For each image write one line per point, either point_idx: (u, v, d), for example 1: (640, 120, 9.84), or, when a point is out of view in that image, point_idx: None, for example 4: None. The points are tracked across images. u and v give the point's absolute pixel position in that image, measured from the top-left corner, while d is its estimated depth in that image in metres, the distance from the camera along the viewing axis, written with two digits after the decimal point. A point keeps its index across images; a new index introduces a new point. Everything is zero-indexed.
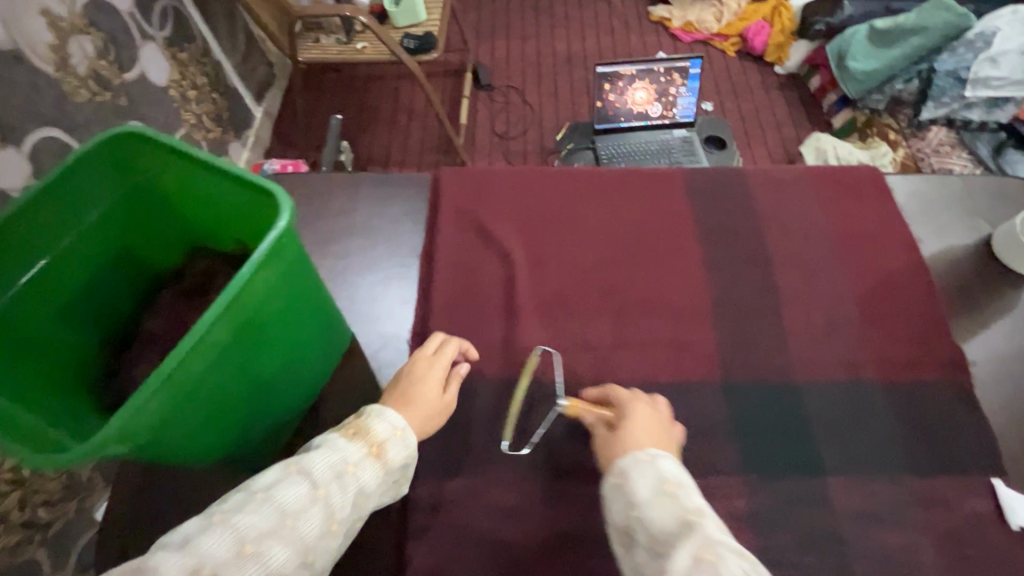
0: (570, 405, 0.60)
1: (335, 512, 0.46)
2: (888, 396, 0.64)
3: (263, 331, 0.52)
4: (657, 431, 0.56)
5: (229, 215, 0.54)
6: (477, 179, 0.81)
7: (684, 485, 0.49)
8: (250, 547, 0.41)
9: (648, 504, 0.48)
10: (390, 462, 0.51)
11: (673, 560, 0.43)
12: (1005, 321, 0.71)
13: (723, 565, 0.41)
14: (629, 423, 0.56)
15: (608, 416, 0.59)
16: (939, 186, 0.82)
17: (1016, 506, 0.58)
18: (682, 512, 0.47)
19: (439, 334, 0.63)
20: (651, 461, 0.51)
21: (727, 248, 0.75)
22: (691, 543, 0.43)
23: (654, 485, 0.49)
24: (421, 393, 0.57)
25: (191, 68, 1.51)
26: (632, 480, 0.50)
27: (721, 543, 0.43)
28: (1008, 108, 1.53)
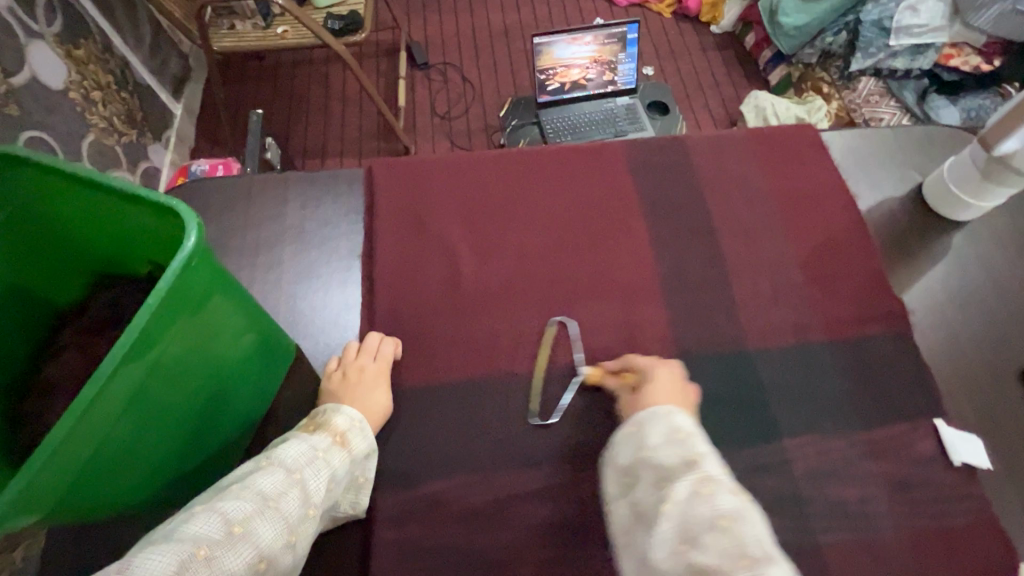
0: (591, 373, 0.62)
1: (312, 495, 0.49)
2: (835, 352, 0.66)
3: (186, 359, 0.48)
4: (676, 392, 0.56)
5: (136, 237, 0.49)
6: (414, 171, 0.77)
7: (695, 432, 0.50)
8: (239, 526, 0.43)
9: (654, 447, 0.49)
10: (354, 451, 0.54)
11: (672, 492, 0.45)
12: (938, 268, 0.74)
13: (719, 499, 0.43)
14: (646, 383, 0.57)
15: (625, 380, 0.60)
16: (871, 140, 0.84)
17: (957, 444, 0.61)
18: (683, 453, 0.48)
19: (375, 334, 0.65)
20: (666, 413, 0.51)
21: (673, 221, 0.75)
22: (693, 479, 0.45)
23: (663, 431, 0.50)
24: (375, 399, 0.60)
25: (91, 67, 1.38)
26: (646, 426, 0.51)
27: (722, 481, 0.45)
28: (930, 55, 1.54)
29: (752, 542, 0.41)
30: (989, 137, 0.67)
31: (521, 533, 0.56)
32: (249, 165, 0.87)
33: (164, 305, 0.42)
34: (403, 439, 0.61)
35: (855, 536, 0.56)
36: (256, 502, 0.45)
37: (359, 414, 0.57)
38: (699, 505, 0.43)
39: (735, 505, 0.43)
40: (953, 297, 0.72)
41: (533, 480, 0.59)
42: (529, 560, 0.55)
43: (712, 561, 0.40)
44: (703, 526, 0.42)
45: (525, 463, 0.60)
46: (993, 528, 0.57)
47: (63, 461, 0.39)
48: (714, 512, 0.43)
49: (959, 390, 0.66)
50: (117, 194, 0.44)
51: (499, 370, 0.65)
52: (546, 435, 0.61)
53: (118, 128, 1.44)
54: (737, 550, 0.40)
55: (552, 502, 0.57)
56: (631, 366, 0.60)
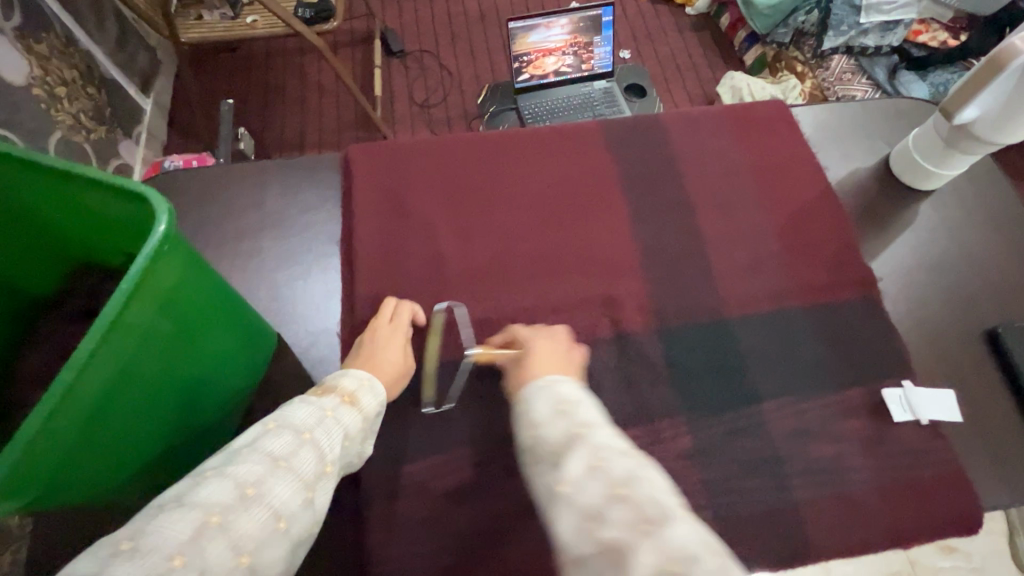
0: (479, 352, 0.61)
1: (325, 454, 0.48)
2: (810, 319, 0.68)
3: (169, 343, 0.48)
4: (555, 359, 0.57)
5: (107, 228, 0.48)
6: (390, 154, 0.77)
7: (581, 401, 0.49)
8: (253, 489, 0.42)
9: (542, 423, 0.47)
10: (365, 409, 0.53)
11: (566, 470, 0.42)
12: (907, 236, 0.76)
13: (613, 467, 0.41)
14: (530, 356, 0.57)
15: (513, 354, 0.60)
16: (841, 114, 0.86)
17: (921, 403, 0.63)
18: (570, 426, 0.46)
19: (392, 300, 0.65)
20: (549, 385, 0.51)
21: (650, 197, 0.76)
22: (584, 452, 0.43)
23: (550, 405, 0.48)
24: (389, 359, 0.59)
25: (54, 62, 1.34)
26: (532, 404, 0.50)
27: (612, 448, 0.43)
28: (899, 31, 1.61)
29: (647, 503, 0.38)
30: (950, 105, 0.67)
31: (509, 504, 0.57)
32: (223, 155, 0.86)
33: (138, 291, 0.42)
34: (388, 420, 0.61)
35: (831, 492, 0.58)
36: (266, 464, 0.44)
37: (368, 374, 0.56)
38: (594, 480, 0.41)
39: (627, 470, 0.41)
40: (921, 262, 0.74)
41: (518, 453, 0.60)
42: (517, 533, 0.56)
43: (618, 534, 0.37)
44: (604, 500, 0.39)
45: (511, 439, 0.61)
46: (961, 479, 0.60)
47: (46, 447, 0.39)
48: (608, 482, 0.40)
49: (929, 352, 0.69)
50: (84, 181, 0.43)
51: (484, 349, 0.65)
52: None
53: (86, 124, 1.41)
54: (640, 515, 0.37)
55: None
56: (516, 340, 0.61)
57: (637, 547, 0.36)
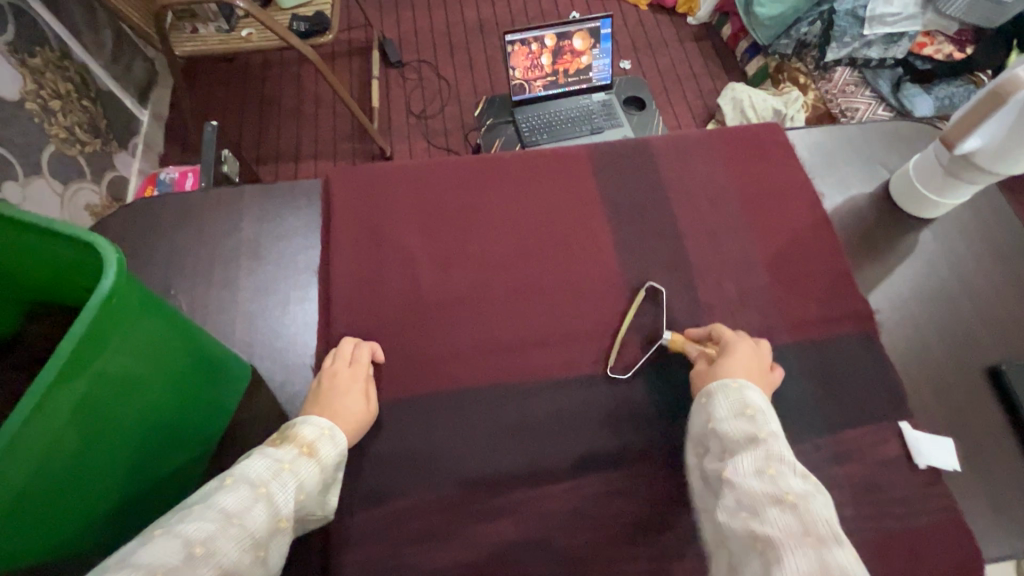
0: (673, 339, 0.63)
1: (281, 508, 0.46)
2: (801, 355, 0.65)
3: (119, 399, 0.46)
4: (754, 365, 0.57)
5: (67, 272, 0.47)
6: (372, 180, 0.75)
7: (764, 410, 0.51)
8: (200, 547, 0.40)
9: (722, 421, 0.51)
10: (324, 460, 0.52)
11: (735, 464, 0.47)
12: (906, 267, 0.74)
13: (785, 478, 0.44)
14: (727, 356, 0.58)
15: (707, 350, 0.61)
16: (838, 137, 0.83)
17: (921, 446, 0.60)
18: (752, 429, 0.49)
19: (350, 340, 0.63)
20: (738, 388, 0.54)
21: (637, 226, 0.73)
22: (757, 455, 0.47)
23: (733, 407, 0.52)
24: (349, 404, 0.58)
25: (49, 75, 1.33)
26: (714, 402, 0.54)
27: (790, 463, 0.46)
28: (904, 44, 1.57)
29: (814, 519, 0.41)
30: (952, 135, 0.64)
31: (484, 551, 0.55)
32: (206, 177, 0.84)
33: (83, 345, 0.41)
34: (358, 459, 0.59)
35: None
36: (216, 521, 0.42)
37: (327, 422, 0.55)
38: (760, 482, 0.44)
39: (800, 487, 0.44)
40: (920, 295, 0.72)
41: (493, 495, 0.58)
42: None
43: (775, 531, 0.40)
44: (765, 498, 0.43)
45: (486, 482, 0.58)
46: (958, 528, 0.57)
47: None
48: (774, 488, 0.44)
49: (926, 390, 0.66)
50: (37, 230, 0.43)
51: (462, 385, 0.63)
52: (505, 452, 0.60)
53: (80, 137, 1.40)
54: (798, 521, 0.41)
55: (513, 518, 0.56)
56: (716, 337, 0.63)
57: (795, 550, 0.39)
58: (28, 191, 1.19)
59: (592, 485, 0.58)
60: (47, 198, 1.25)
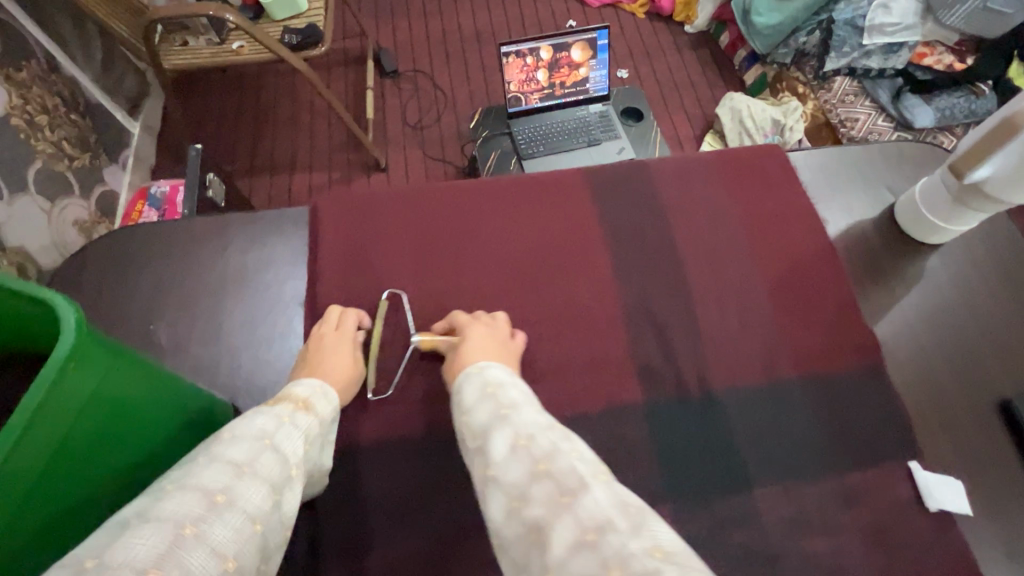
0: (422, 339, 0.62)
1: (289, 457, 0.46)
2: (807, 390, 0.63)
3: (84, 462, 0.42)
4: (491, 344, 0.59)
5: (26, 324, 0.43)
6: (361, 207, 0.72)
7: (505, 384, 0.52)
8: (222, 496, 0.39)
9: (470, 409, 0.50)
10: (321, 414, 0.53)
11: (492, 455, 0.45)
12: (913, 294, 0.71)
13: (535, 445, 0.44)
14: (467, 341, 0.59)
15: (455, 340, 0.61)
16: (841, 159, 0.81)
17: (932, 487, 0.58)
18: (498, 408, 0.49)
19: (336, 308, 0.65)
20: (478, 372, 0.54)
21: (636, 253, 0.71)
22: (507, 434, 0.46)
23: (477, 390, 0.52)
24: (338, 362, 0.60)
25: (36, 89, 1.31)
26: (463, 394, 0.53)
27: (533, 426, 0.46)
28: (904, 54, 1.55)
29: (568, 474, 0.40)
30: (959, 166, 0.62)
31: None
32: (192, 201, 0.82)
33: (38, 417, 0.37)
34: (344, 503, 0.57)
35: None
36: (230, 471, 0.41)
37: (319, 381, 0.56)
38: (515, 461, 0.43)
39: (549, 445, 0.43)
40: (927, 324, 0.69)
41: (487, 543, 0.55)
42: None
43: (540, 512, 0.39)
44: (527, 480, 0.42)
45: (479, 529, 0.56)
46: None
47: None
48: (532, 460, 0.43)
49: (935, 425, 0.64)
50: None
51: (453, 423, 0.61)
52: None
53: (69, 152, 1.38)
54: (558, 489, 0.40)
55: None
56: (455, 325, 0.63)
57: (557, 518, 0.38)
58: (13, 209, 1.17)
59: None
60: (33, 215, 1.22)
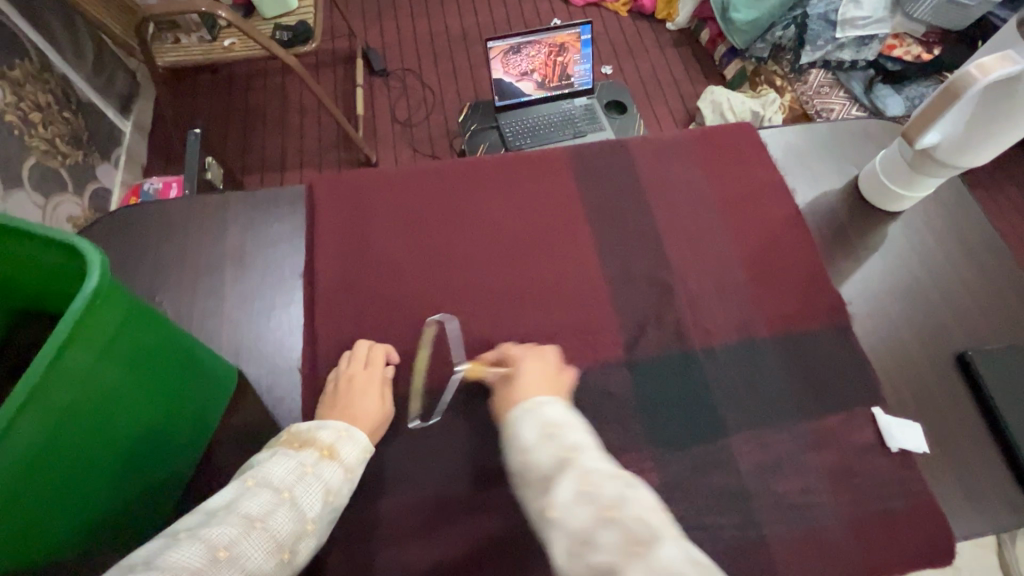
0: (468, 369, 0.62)
1: (305, 512, 0.47)
2: (778, 347, 0.67)
3: (104, 405, 0.46)
4: (543, 379, 0.57)
5: (52, 276, 0.47)
6: (354, 186, 0.76)
7: (565, 422, 0.50)
8: (224, 551, 0.41)
9: (530, 448, 0.49)
10: (347, 461, 0.53)
11: (556, 494, 0.44)
12: (877, 259, 0.76)
13: (599, 488, 0.43)
14: (520, 376, 0.57)
15: (503, 370, 0.60)
16: (809, 137, 0.86)
17: (893, 430, 0.63)
18: (560, 450, 0.47)
19: (364, 342, 0.64)
20: (533, 408, 0.52)
21: (617, 225, 0.75)
22: (574, 476, 0.45)
23: (537, 428, 0.50)
24: (365, 404, 0.58)
25: (29, 87, 1.33)
26: (519, 427, 0.51)
27: (601, 472, 0.44)
28: (874, 46, 1.61)
29: (637, 524, 0.40)
30: (912, 133, 0.65)
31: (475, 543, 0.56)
32: (190, 186, 0.84)
33: (65, 354, 0.41)
34: None
35: (800, 527, 0.57)
36: (240, 526, 0.43)
37: (344, 423, 0.55)
38: (580, 507, 0.42)
39: (617, 492, 0.42)
40: (890, 286, 0.74)
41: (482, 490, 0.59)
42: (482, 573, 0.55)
43: (608, 557, 0.38)
44: (593, 524, 0.40)
45: (472, 478, 0.59)
46: (931, 510, 0.59)
47: None
48: (596, 506, 0.41)
49: (898, 378, 0.68)
50: (24, 234, 0.43)
51: (448, 384, 0.64)
52: (493, 448, 0.61)
53: (62, 149, 1.40)
54: (629, 537, 0.39)
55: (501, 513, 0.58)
56: (507, 357, 0.61)
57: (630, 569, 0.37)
58: (8, 204, 1.18)
59: None
60: (28, 210, 1.24)
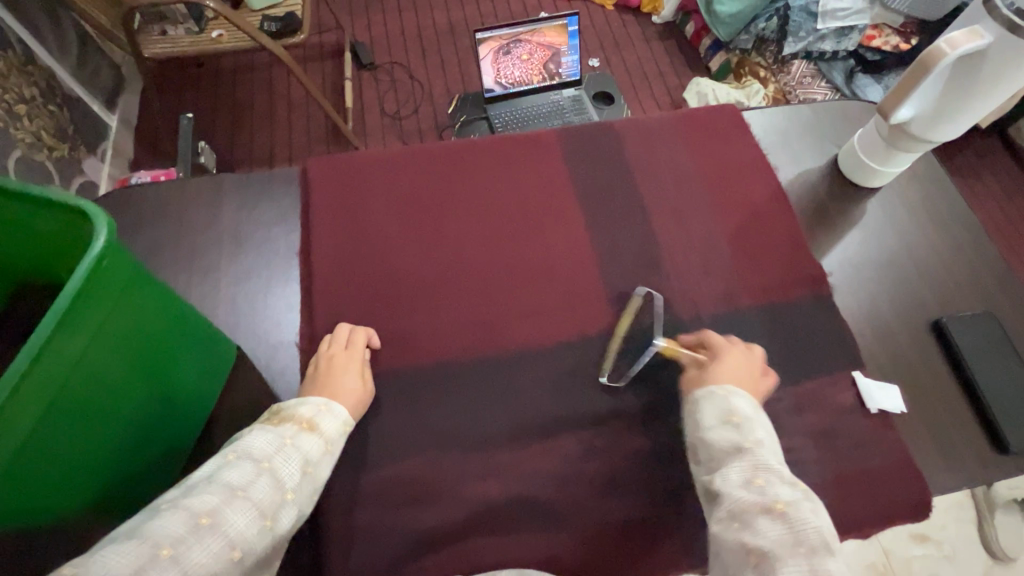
0: (666, 345, 0.64)
1: (287, 481, 0.48)
2: (761, 315, 0.70)
3: (104, 371, 0.47)
4: (745, 375, 0.59)
5: (57, 244, 0.48)
6: (348, 168, 0.77)
7: (750, 417, 0.54)
8: (207, 518, 0.42)
9: (710, 429, 0.53)
10: (327, 433, 0.54)
11: (726, 475, 0.50)
12: (856, 233, 0.79)
13: (773, 487, 0.47)
14: (719, 363, 0.60)
15: (699, 356, 0.62)
16: (791, 117, 0.89)
17: (871, 392, 0.65)
18: (741, 440, 0.52)
19: (346, 325, 0.65)
20: (725, 395, 0.55)
21: (605, 203, 0.77)
22: (744, 465, 0.50)
23: (720, 415, 0.54)
24: (348, 383, 0.60)
25: (14, 79, 1.31)
26: (702, 408, 0.56)
27: (775, 472, 0.49)
28: (854, 36, 1.65)
29: (806, 529, 0.44)
30: (887, 107, 0.67)
31: (471, 506, 0.58)
32: (183, 171, 0.85)
33: (73, 314, 0.42)
34: None
35: None
36: (221, 494, 0.44)
37: (323, 398, 0.57)
38: (750, 493, 0.47)
39: (790, 494, 0.46)
40: (868, 258, 0.77)
41: (477, 456, 0.61)
42: (479, 533, 0.57)
43: (766, 542, 0.44)
44: (757, 510, 0.46)
45: (468, 445, 0.61)
46: (907, 465, 0.62)
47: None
48: (765, 496, 0.47)
49: (876, 345, 0.71)
50: (32, 200, 0.45)
51: (443, 356, 0.66)
52: (487, 416, 0.63)
53: (48, 142, 1.38)
54: (793, 531, 0.44)
55: (496, 477, 0.60)
56: (706, 343, 0.63)
57: (784, 558, 0.42)
58: None
59: (571, 443, 0.61)
60: None
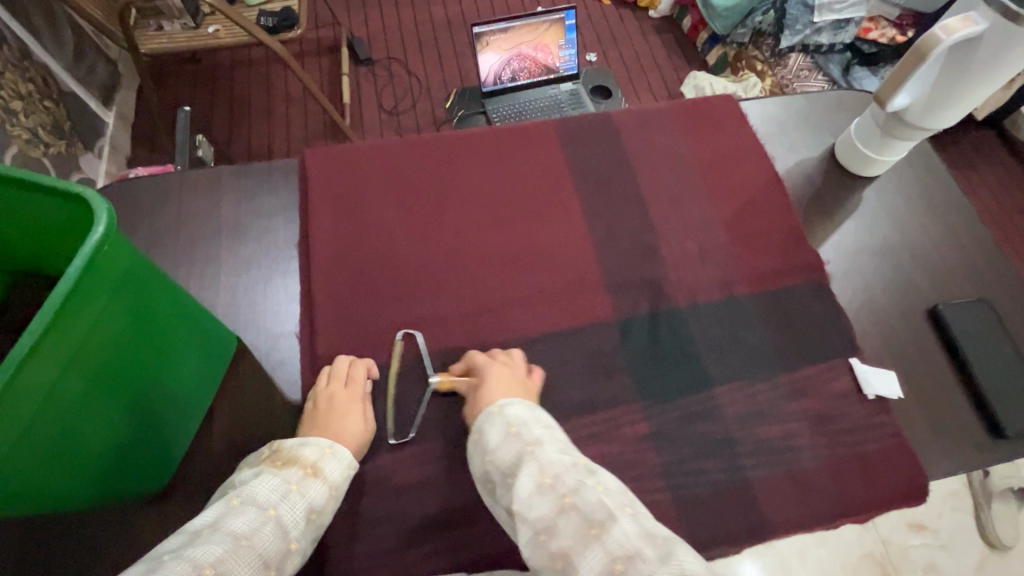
0: (439, 381, 0.62)
1: (291, 529, 0.48)
2: (759, 303, 0.70)
3: (97, 364, 0.47)
4: (509, 383, 0.58)
5: (58, 231, 0.49)
6: (347, 159, 0.77)
7: (526, 421, 0.53)
8: (211, 568, 0.40)
9: (495, 447, 0.52)
10: (330, 478, 0.53)
11: (518, 489, 0.47)
12: (852, 222, 0.79)
13: (560, 482, 0.46)
14: (486, 382, 0.58)
15: (470, 380, 0.61)
16: (788, 107, 0.89)
17: (868, 377, 0.66)
18: (521, 446, 0.51)
19: (346, 358, 0.63)
20: (498, 410, 0.54)
21: (604, 193, 0.77)
22: (534, 469, 0.48)
23: (500, 430, 0.53)
24: (350, 424, 0.58)
25: (10, 75, 1.31)
26: (487, 430, 0.54)
27: (558, 464, 0.48)
28: (851, 29, 1.65)
29: (594, 507, 0.44)
30: (883, 94, 0.68)
31: (472, 492, 0.59)
32: (181, 164, 0.85)
33: (73, 301, 0.42)
34: None
35: (781, 470, 0.60)
36: (226, 543, 0.42)
37: (327, 441, 0.56)
38: (542, 499, 0.45)
39: (574, 481, 0.46)
40: (865, 247, 0.77)
41: None
42: (480, 519, 0.57)
43: (568, 543, 0.42)
44: (553, 511, 0.44)
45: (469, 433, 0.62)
46: (903, 450, 0.62)
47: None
48: (555, 494, 0.45)
49: (873, 333, 0.71)
50: (32, 187, 0.45)
51: (443, 346, 0.66)
52: None
53: (44, 139, 1.38)
54: (586, 521, 0.43)
55: None
56: (472, 365, 0.62)
57: (585, 550, 0.41)
58: None
59: (571, 430, 0.62)
60: None
